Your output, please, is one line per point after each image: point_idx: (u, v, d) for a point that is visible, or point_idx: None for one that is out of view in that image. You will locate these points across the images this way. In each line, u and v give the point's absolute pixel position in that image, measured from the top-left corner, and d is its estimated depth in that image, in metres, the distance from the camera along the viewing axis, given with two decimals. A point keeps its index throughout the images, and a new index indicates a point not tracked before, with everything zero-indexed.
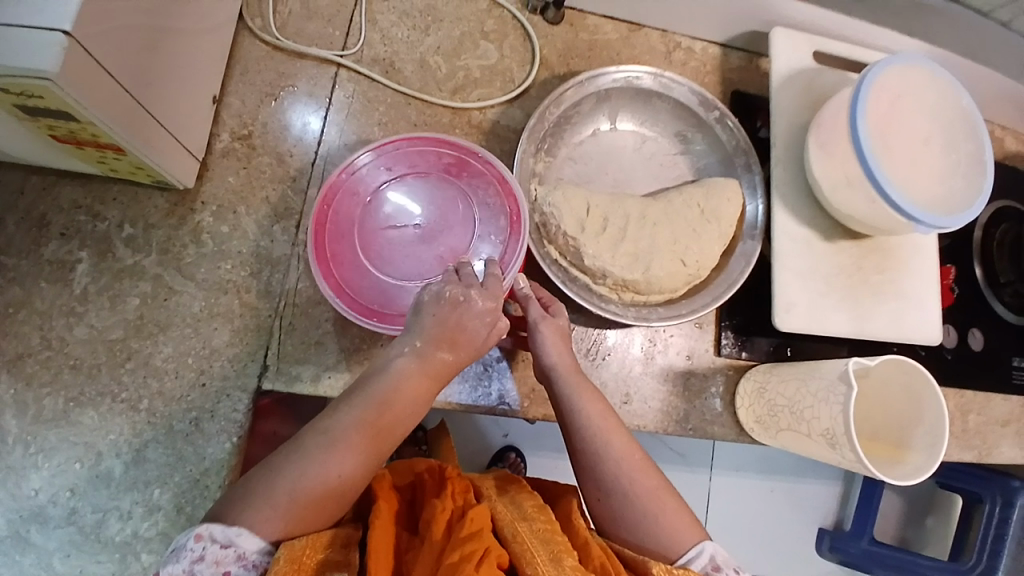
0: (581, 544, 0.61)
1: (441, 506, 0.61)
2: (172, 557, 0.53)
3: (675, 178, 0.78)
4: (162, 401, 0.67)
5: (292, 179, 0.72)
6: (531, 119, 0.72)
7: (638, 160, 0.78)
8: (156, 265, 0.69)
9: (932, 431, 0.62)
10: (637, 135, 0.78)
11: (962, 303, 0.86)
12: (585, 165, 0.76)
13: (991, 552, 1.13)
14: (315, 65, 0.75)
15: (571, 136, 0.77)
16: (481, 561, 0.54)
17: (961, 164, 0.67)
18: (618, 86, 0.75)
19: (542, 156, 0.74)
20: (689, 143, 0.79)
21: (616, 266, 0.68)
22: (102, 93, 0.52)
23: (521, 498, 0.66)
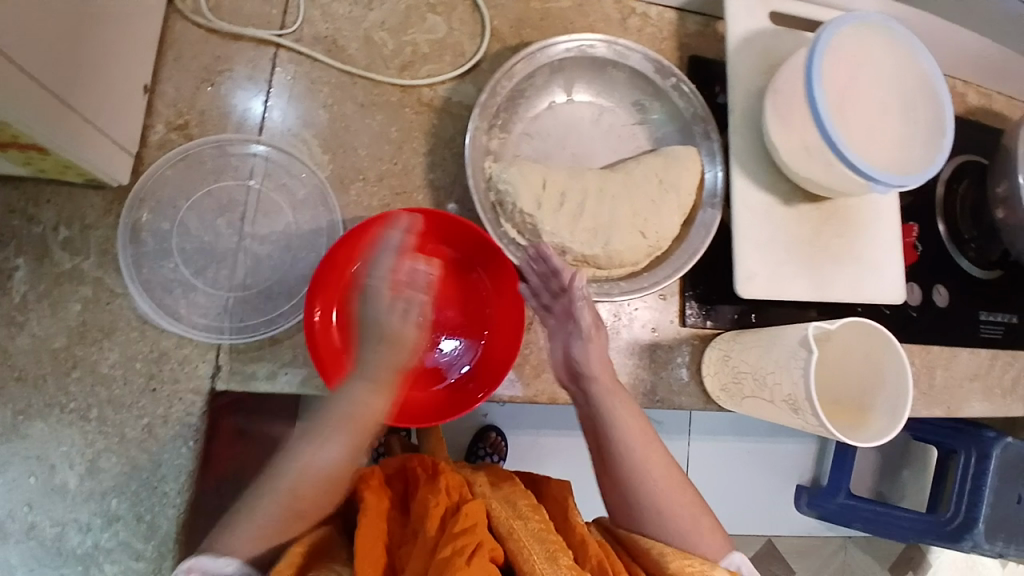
0: (578, 542, 0.61)
1: (434, 501, 0.60)
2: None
3: (634, 149, 0.76)
4: (113, 408, 0.65)
5: (233, 169, 0.69)
6: (482, 95, 0.69)
7: (595, 133, 0.76)
8: (97, 268, 0.66)
9: (895, 395, 0.62)
10: (593, 107, 0.76)
11: (925, 260, 0.86)
12: (542, 141, 0.74)
13: (969, 505, 1.14)
14: (253, 46, 0.71)
15: (526, 111, 0.74)
16: (472, 555, 0.54)
17: (918, 125, 0.66)
18: (572, 56, 0.72)
19: (497, 132, 0.72)
20: (647, 112, 0.77)
21: (576, 237, 0.67)
22: (16, 90, 0.48)
23: (515, 493, 0.66)
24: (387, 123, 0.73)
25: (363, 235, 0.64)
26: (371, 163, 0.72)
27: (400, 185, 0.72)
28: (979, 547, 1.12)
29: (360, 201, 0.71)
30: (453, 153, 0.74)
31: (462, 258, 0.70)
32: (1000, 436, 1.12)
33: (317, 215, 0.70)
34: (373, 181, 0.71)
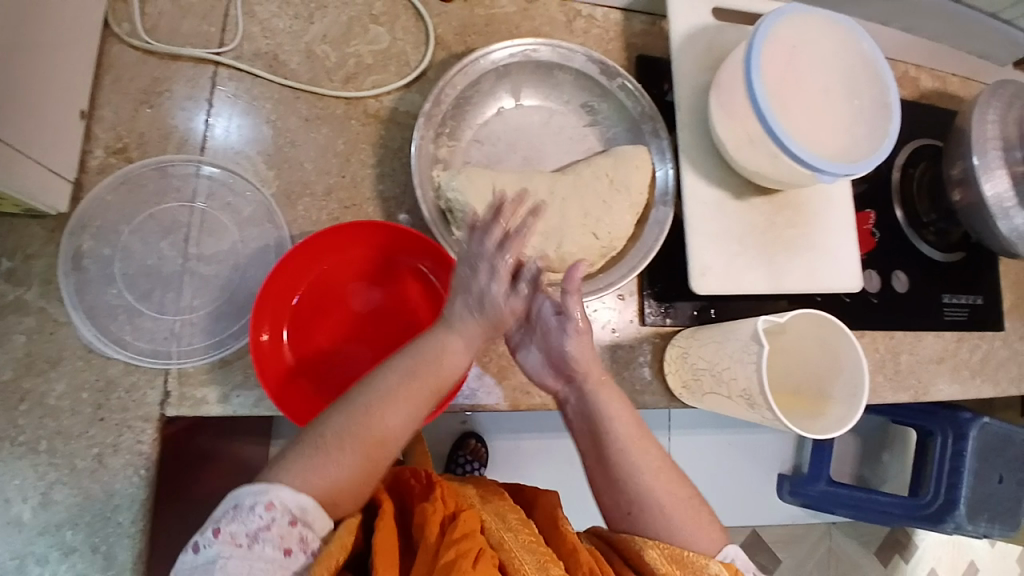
0: (568, 551, 0.58)
1: (432, 508, 0.57)
2: (236, 516, 0.50)
3: (584, 151, 0.76)
4: (63, 440, 0.63)
5: (175, 190, 0.68)
6: (426, 103, 0.68)
7: (546, 136, 0.75)
8: (40, 297, 0.64)
9: (853, 381, 0.62)
10: (542, 110, 0.75)
11: (883, 247, 0.86)
12: (492, 146, 0.73)
13: (948, 486, 1.15)
14: (191, 65, 0.70)
15: (474, 118, 0.73)
16: (478, 558, 0.52)
17: (865, 110, 0.66)
18: (516, 61, 0.72)
19: (444, 140, 0.72)
20: (596, 113, 0.76)
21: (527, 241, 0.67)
22: None
23: (503, 506, 0.62)
24: (333, 136, 0.72)
25: (306, 250, 0.65)
26: (318, 177, 0.71)
27: (349, 198, 0.71)
28: (960, 529, 1.12)
29: (309, 216, 0.70)
30: (402, 163, 0.73)
31: (414, 267, 0.70)
32: (977, 417, 1.12)
33: (264, 231, 0.69)
34: (320, 195, 0.71)
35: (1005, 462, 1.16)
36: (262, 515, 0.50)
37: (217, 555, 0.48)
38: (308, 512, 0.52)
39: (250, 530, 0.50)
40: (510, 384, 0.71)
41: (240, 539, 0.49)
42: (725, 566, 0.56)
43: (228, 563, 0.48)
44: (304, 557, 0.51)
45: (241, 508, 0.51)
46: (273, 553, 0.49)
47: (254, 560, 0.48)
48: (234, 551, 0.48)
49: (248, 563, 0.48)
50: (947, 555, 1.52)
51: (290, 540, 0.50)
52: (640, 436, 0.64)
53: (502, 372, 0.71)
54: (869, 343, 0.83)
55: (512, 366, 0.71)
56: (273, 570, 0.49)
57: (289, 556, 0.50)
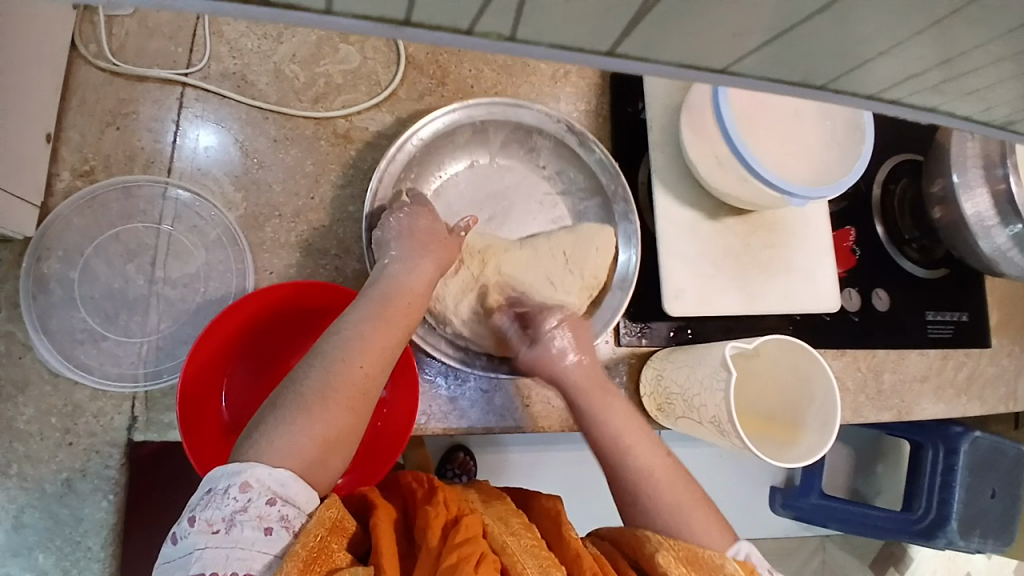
0: (571, 557, 0.55)
1: (434, 512, 0.54)
2: (210, 502, 0.45)
3: (551, 219, 0.75)
4: (31, 464, 0.62)
5: (142, 213, 0.68)
6: (374, 176, 0.67)
7: (516, 194, 0.75)
8: (8, 321, 0.63)
9: (825, 409, 0.60)
10: (518, 170, 0.75)
11: (864, 265, 0.85)
12: (459, 197, 0.74)
13: (940, 501, 1.13)
14: (158, 86, 0.69)
15: (439, 167, 0.73)
16: (480, 563, 0.50)
17: (836, 132, 0.65)
18: (493, 119, 0.72)
19: (408, 185, 0.71)
20: (569, 181, 0.76)
21: (462, 307, 0.67)
22: None
23: (506, 511, 0.59)
24: (302, 156, 0.71)
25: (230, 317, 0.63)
26: (286, 199, 0.70)
27: (319, 219, 0.71)
28: (953, 544, 1.12)
29: (277, 238, 0.70)
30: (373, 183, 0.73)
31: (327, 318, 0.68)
32: (967, 431, 1.11)
33: (229, 255, 0.69)
34: (289, 217, 0.70)
35: (998, 476, 1.15)
36: (235, 498, 0.45)
37: (194, 547, 0.43)
38: (288, 487, 0.46)
39: (225, 514, 0.44)
40: (482, 407, 0.70)
41: (215, 526, 0.44)
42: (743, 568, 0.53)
43: (205, 553, 0.43)
44: (288, 536, 0.45)
45: (215, 492, 0.45)
46: (252, 536, 0.44)
47: (232, 546, 0.43)
48: (210, 539, 0.43)
49: (226, 551, 0.43)
50: (940, 566, 1.51)
51: (270, 519, 0.45)
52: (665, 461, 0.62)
53: (474, 397, 0.70)
54: (850, 363, 0.82)
55: (485, 392, 0.71)
56: (254, 553, 0.44)
57: (270, 537, 0.44)
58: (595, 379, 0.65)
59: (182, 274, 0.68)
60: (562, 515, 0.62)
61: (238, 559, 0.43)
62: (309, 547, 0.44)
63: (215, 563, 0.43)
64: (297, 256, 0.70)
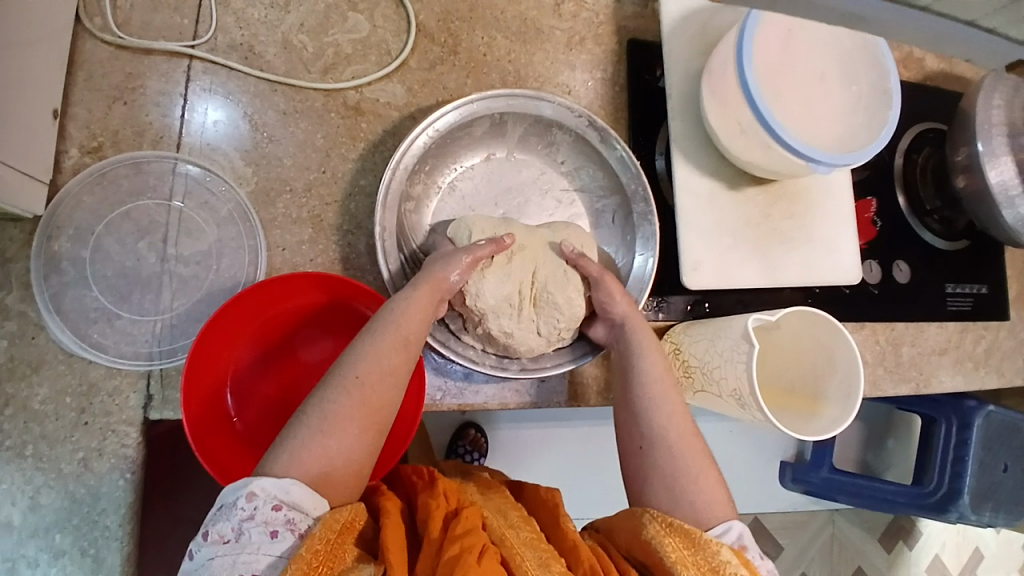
0: (569, 548, 0.55)
1: (434, 505, 0.55)
2: (222, 515, 0.47)
3: (568, 215, 0.74)
4: (47, 444, 0.62)
5: (151, 189, 0.66)
6: (386, 172, 0.64)
7: (532, 189, 0.74)
8: (21, 301, 0.63)
9: (847, 380, 0.59)
10: (536, 165, 0.75)
11: (883, 237, 0.84)
12: (473, 190, 0.73)
13: (953, 474, 1.13)
14: (165, 60, 0.68)
15: (455, 159, 0.72)
16: (482, 553, 0.50)
17: (863, 97, 0.63)
18: (514, 111, 0.69)
19: (422, 177, 0.70)
20: (589, 178, 0.74)
21: (490, 302, 0.62)
22: None
23: (506, 504, 0.59)
24: (312, 130, 0.70)
25: (234, 308, 0.62)
26: (297, 173, 0.69)
27: (331, 194, 0.69)
28: (964, 519, 1.12)
29: (289, 214, 0.68)
30: (384, 157, 0.71)
31: (343, 305, 0.67)
32: (982, 405, 1.10)
33: (240, 233, 0.68)
34: (301, 191, 0.69)
35: (1012, 449, 1.14)
36: (243, 507, 0.46)
37: (206, 558, 0.45)
38: (292, 493, 0.48)
39: (234, 524, 0.46)
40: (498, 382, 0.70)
41: (224, 538, 0.45)
42: (737, 554, 0.52)
43: (215, 562, 0.45)
44: (293, 538, 0.46)
45: (224, 506, 0.47)
46: (258, 540, 0.45)
47: (239, 551, 0.45)
48: (221, 549, 0.45)
49: (233, 557, 0.45)
50: (950, 540, 1.52)
51: (275, 523, 0.46)
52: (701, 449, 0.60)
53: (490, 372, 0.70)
54: (869, 336, 0.81)
55: None
56: (259, 556, 0.45)
57: (276, 539, 0.46)
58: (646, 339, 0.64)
59: (195, 271, 0.67)
60: (561, 506, 0.61)
61: (245, 563, 0.45)
62: (313, 550, 0.45)
63: (223, 571, 0.44)
64: (310, 232, 0.69)
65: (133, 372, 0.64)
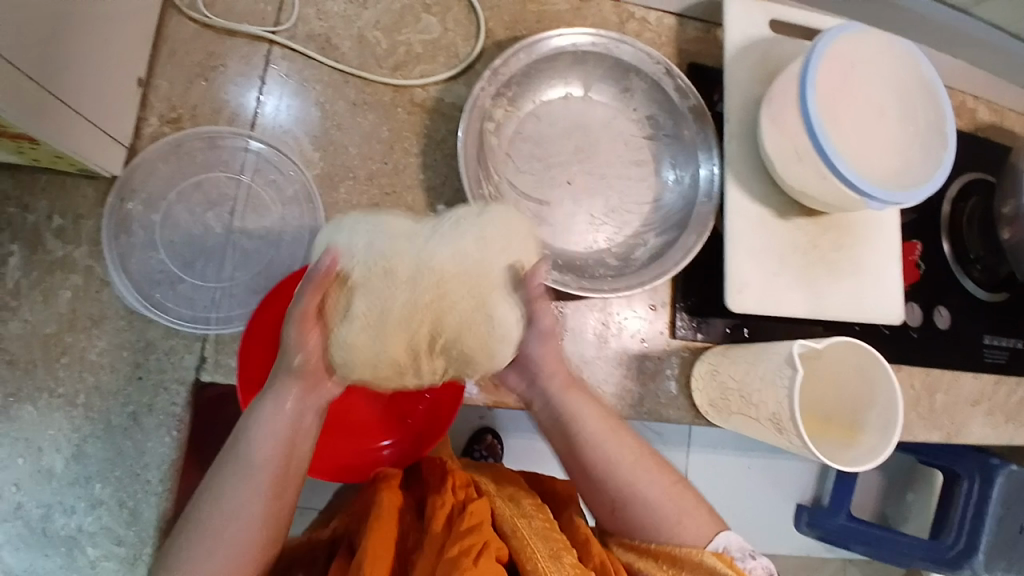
0: (580, 541, 0.59)
1: (442, 502, 0.59)
2: None
3: (637, 159, 0.75)
4: (100, 395, 0.65)
5: (225, 164, 0.70)
6: (474, 88, 0.68)
7: (603, 132, 0.75)
8: (88, 257, 0.66)
9: (886, 413, 0.60)
10: (608, 109, 0.75)
11: (927, 280, 0.84)
12: (548, 125, 0.74)
13: (970, 531, 1.12)
14: (246, 42, 0.71)
15: (539, 93, 0.74)
16: (478, 552, 0.53)
17: (918, 135, 0.65)
18: (596, 51, 0.72)
19: (504, 102, 0.72)
20: (659, 127, 0.75)
21: (358, 366, 0.55)
22: (17, 94, 0.50)
23: (519, 494, 0.64)
24: (378, 122, 0.73)
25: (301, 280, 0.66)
26: (360, 162, 0.72)
27: (390, 185, 0.72)
28: None
29: (349, 200, 0.71)
30: (444, 154, 0.74)
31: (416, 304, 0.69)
32: (1005, 463, 1.09)
33: (303, 212, 0.71)
34: (362, 180, 0.71)
35: None
36: None
37: None
38: None
39: None
40: None
41: None
42: (721, 558, 0.58)
43: None
44: None
45: None
46: None
47: None
48: None
49: None
50: None
51: None
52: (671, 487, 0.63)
53: None
54: (904, 378, 0.81)
55: None
56: None
57: None
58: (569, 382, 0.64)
59: (270, 205, 0.70)
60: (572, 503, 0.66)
61: None
62: None
63: None
64: None
65: (185, 336, 0.66)
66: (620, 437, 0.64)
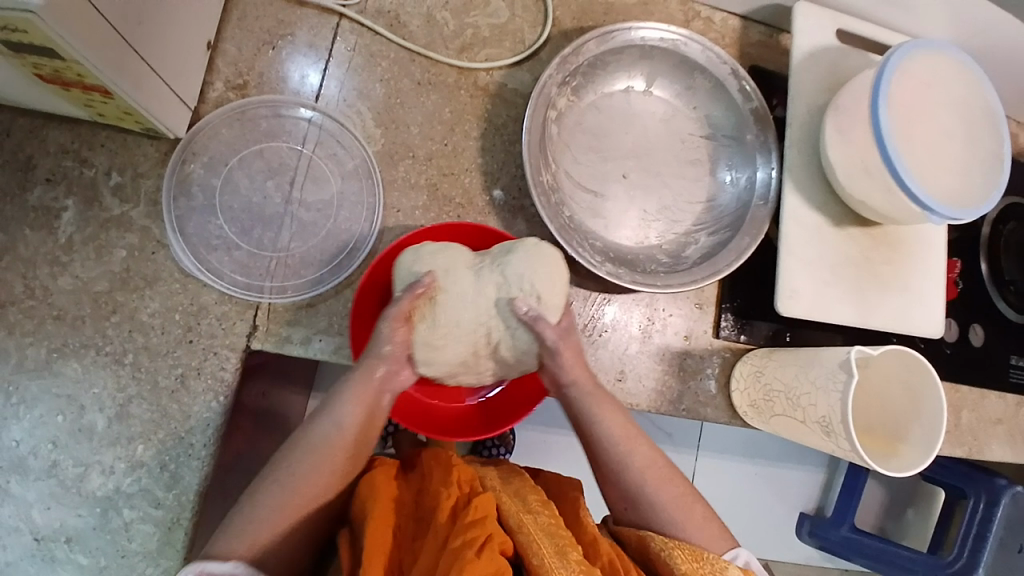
0: (588, 540, 0.59)
1: (447, 492, 0.58)
2: None
3: (693, 158, 0.75)
4: (148, 356, 0.65)
5: (286, 133, 0.70)
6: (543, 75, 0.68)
7: (662, 128, 0.75)
8: (145, 217, 0.66)
9: (928, 429, 0.61)
10: (669, 106, 0.76)
11: (963, 299, 0.85)
12: (608, 118, 0.74)
13: (972, 549, 1.12)
14: (316, 14, 0.71)
15: (602, 86, 0.74)
16: (483, 546, 0.53)
17: (980, 158, 0.65)
18: (665, 47, 0.72)
19: (568, 92, 0.72)
20: (717, 127, 0.76)
21: (442, 363, 0.63)
22: (101, 43, 0.50)
23: (524, 489, 0.63)
24: (441, 103, 0.73)
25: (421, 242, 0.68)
26: (421, 142, 0.72)
27: (449, 166, 0.72)
28: None
29: (407, 178, 0.71)
30: (504, 140, 0.74)
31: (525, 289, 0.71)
32: (1012, 485, 1.09)
33: (362, 186, 0.71)
34: (421, 159, 0.72)
35: None
36: None
37: None
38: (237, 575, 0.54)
39: None
40: None
41: None
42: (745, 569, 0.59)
43: None
44: None
45: None
46: None
47: None
48: None
49: None
50: None
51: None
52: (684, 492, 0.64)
53: None
54: None
55: None
56: None
57: None
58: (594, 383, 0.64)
59: (329, 178, 0.70)
60: (580, 502, 0.65)
61: None
62: None
63: None
64: (424, 199, 0.71)
65: (237, 303, 0.66)
66: (635, 438, 0.64)
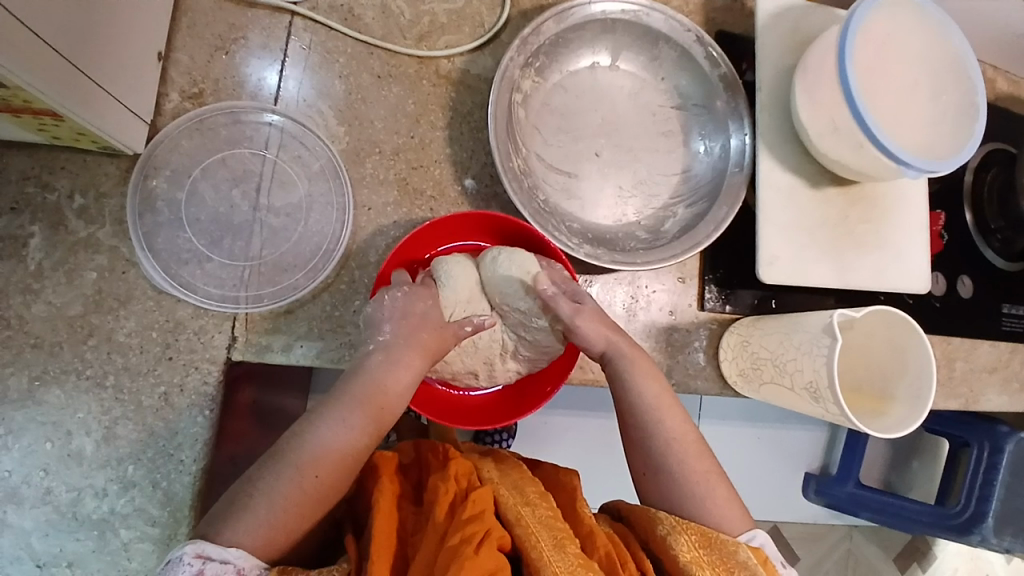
0: (586, 533, 0.58)
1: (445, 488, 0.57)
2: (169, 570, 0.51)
3: (665, 130, 0.74)
4: (129, 376, 0.64)
5: (248, 139, 0.69)
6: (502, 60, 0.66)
7: (631, 102, 0.74)
8: (112, 237, 0.64)
9: (916, 384, 0.61)
10: (636, 79, 0.74)
11: (947, 252, 0.85)
12: (575, 96, 0.73)
13: (979, 497, 1.12)
14: (268, 14, 0.69)
15: (567, 64, 0.73)
16: (481, 543, 0.52)
17: (952, 110, 0.64)
18: (626, 19, 0.71)
19: (532, 73, 0.70)
20: (687, 97, 0.74)
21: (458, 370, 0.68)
22: (42, 66, 0.48)
23: (522, 479, 0.62)
24: (403, 95, 0.71)
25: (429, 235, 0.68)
26: (387, 137, 0.70)
27: (417, 159, 0.71)
28: (985, 542, 1.10)
29: (376, 175, 0.70)
30: (471, 127, 0.72)
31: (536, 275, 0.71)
32: (1013, 431, 1.09)
33: (331, 188, 0.70)
34: (388, 154, 0.70)
35: None
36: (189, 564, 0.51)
37: None
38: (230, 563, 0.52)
39: None
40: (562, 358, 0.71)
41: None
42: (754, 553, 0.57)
43: None
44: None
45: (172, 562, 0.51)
46: None
47: None
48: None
49: None
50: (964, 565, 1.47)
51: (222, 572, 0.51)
52: (710, 470, 0.63)
53: None
54: None
55: None
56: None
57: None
58: (634, 348, 0.66)
59: (298, 181, 0.69)
60: (578, 489, 0.65)
61: None
62: None
63: None
64: (395, 194, 0.70)
65: (213, 316, 0.66)
66: (670, 408, 0.64)
